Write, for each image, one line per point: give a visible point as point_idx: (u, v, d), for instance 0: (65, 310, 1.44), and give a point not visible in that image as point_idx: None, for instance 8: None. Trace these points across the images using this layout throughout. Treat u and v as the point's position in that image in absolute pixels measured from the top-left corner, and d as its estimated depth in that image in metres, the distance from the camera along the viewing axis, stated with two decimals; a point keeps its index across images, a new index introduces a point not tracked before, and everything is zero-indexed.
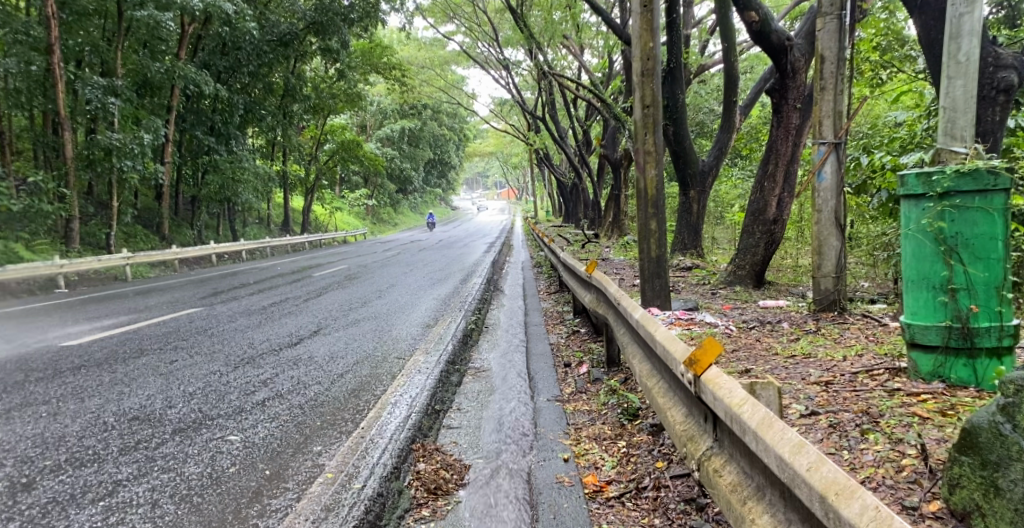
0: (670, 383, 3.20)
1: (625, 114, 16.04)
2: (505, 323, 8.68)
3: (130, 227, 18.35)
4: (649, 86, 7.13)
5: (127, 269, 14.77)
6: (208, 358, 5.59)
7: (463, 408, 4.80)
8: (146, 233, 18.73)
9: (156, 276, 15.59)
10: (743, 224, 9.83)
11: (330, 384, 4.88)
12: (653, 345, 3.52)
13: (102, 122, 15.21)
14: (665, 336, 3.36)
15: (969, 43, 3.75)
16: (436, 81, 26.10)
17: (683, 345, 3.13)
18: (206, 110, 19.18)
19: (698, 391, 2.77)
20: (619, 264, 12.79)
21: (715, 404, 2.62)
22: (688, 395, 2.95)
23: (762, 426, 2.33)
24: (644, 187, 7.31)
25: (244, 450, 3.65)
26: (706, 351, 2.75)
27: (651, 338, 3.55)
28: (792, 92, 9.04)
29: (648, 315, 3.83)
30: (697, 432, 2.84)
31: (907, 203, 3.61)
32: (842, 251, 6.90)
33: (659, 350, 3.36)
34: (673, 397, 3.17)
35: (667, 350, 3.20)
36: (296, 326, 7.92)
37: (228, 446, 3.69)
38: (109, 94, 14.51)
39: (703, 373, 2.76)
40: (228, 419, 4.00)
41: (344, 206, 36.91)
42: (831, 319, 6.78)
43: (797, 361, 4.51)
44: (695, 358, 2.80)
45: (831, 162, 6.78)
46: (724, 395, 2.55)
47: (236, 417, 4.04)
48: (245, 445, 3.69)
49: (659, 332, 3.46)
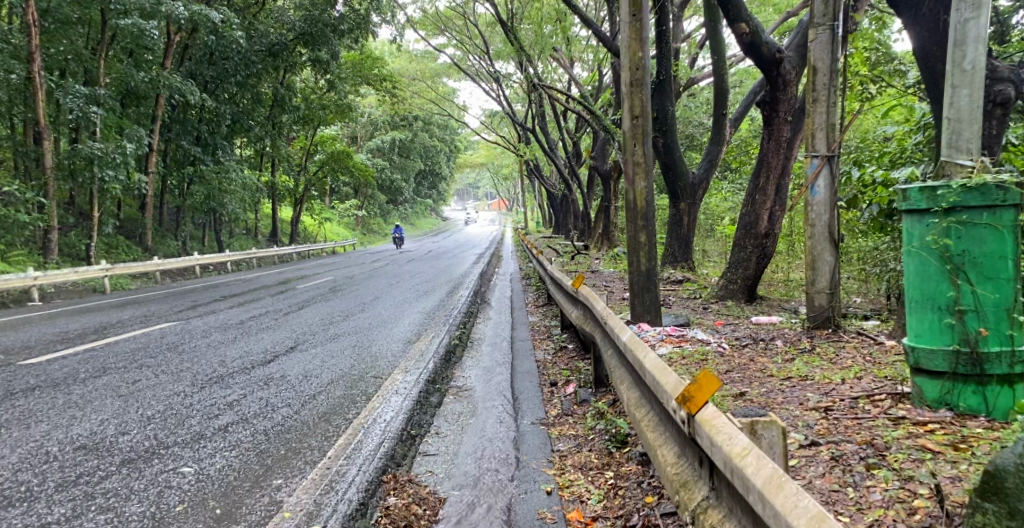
0: (660, 416, 2.96)
1: (615, 126, 15.89)
2: (491, 338, 8.42)
3: (112, 237, 18.02)
4: (637, 96, 6.93)
5: (106, 281, 14.43)
6: (173, 378, 5.32)
7: (441, 433, 4.55)
8: (129, 244, 18.38)
9: (136, 288, 15.25)
10: (735, 238, 9.63)
11: (300, 406, 4.62)
12: (642, 373, 3.27)
13: (84, 132, 14.88)
14: (654, 363, 3.12)
15: (975, 51, 3.63)
16: (427, 93, 25.94)
17: (675, 375, 2.89)
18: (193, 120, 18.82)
19: (694, 433, 2.53)
20: (609, 276, 12.59)
21: (712, 450, 2.38)
22: (681, 434, 2.71)
23: (770, 486, 2.09)
24: (633, 199, 7.09)
25: (196, 484, 3.39)
26: (701, 387, 2.50)
27: (639, 365, 3.30)
28: (783, 105, 8.88)
29: (636, 337, 3.59)
30: (691, 477, 2.60)
31: (909, 219, 3.40)
32: (836, 266, 6.70)
33: (648, 379, 3.11)
34: (664, 433, 2.93)
35: (657, 381, 2.96)
36: (272, 341, 7.64)
37: (178, 480, 3.42)
38: (92, 103, 14.16)
39: (698, 412, 2.52)
40: (183, 448, 3.74)
41: (333, 217, 36.63)
42: (825, 337, 6.57)
43: (792, 383, 4.29)
44: (689, 394, 2.55)
45: (824, 176, 6.56)
46: (724, 441, 2.31)
47: (192, 446, 3.78)
48: (197, 479, 3.42)
49: (648, 358, 3.22)
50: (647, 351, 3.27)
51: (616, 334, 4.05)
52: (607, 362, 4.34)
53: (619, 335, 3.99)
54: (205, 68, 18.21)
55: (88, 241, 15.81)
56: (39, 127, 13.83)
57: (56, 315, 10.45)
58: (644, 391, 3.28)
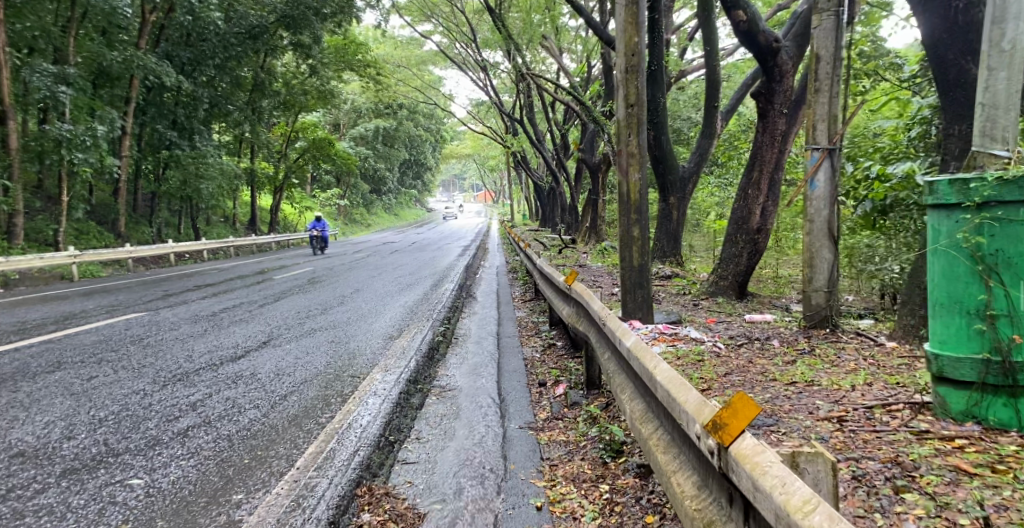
0: (674, 438, 2.69)
1: (604, 117, 15.60)
2: (476, 334, 8.11)
3: (83, 223, 17.48)
4: (632, 83, 6.63)
5: (74, 268, 13.96)
6: (133, 375, 4.97)
7: (423, 438, 4.26)
8: (101, 229, 17.85)
9: (106, 276, 14.77)
10: (726, 233, 9.38)
11: (269, 408, 4.30)
12: (652, 385, 2.97)
13: (53, 112, 14.34)
14: (667, 375, 2.83)
15: (1015, 29, 3.54)
16: (412, 81, 25.54)
17: (695, 393, 2.59)
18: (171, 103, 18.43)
19: (726, 468, 2.25)
20: (596, 270, 12.34)
21: (754, 491, 2.11)
22: (702, 462, 2.44)
23: None
24: (627, 192, 6.80)
25: (144, 500, 3.07)
26: (737, 414, 2.23)
27: (648, 376, 3.00)
28: (778, 97, 8.61)
29: (640, 342, 3.30)
30: (718, 517, 2.33)
31: (938, 214, 3.27)
32: (835, 264, 6.45)
33: (660, 395, 2.82)
34: (680, 458, 2.64)
35: (671, 398, 2.67)
36: (245, 336, 7.30)
37: (126, 495, 3.11)
38: (60, 82, 13.67)
39: (731, 443, 2.23)
40: (135, 456, 3.43)
41: (314, 206, 36.14)
42: (822, 337, 6.33)
43: (799, 389, 4.04)
44: (720, 422, 2.27)
45: (825, 170, 6.28)
46: (776, 489, 2.04)
47: (146, 453, 3.46)
48: (147, 494, 3.11)
49: (659, 369, 2.93)
50: (656, 359, 2.99)
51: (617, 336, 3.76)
52: (604, 365, 4.06)
53: (620, 337, 3.71)
54: (182, 50, 17.66)
55: (57, 226, 15.30)
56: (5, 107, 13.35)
57: (18, 303, 10.02)
58: (652, 406, 3.00)
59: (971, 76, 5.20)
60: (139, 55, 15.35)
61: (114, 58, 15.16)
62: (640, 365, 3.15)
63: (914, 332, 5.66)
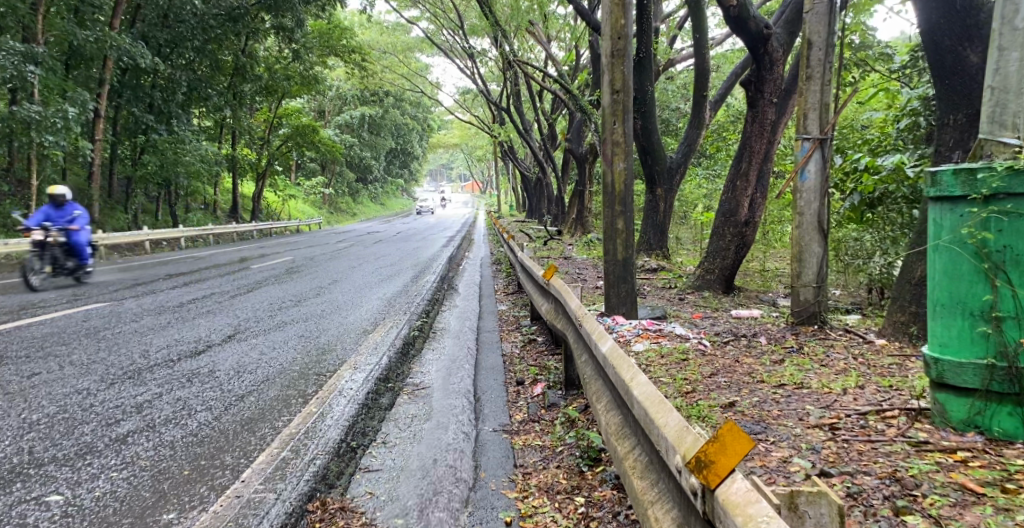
0: (652, 462, 2.46)
1: (591, 106, 15.34)
2: (456, 328, 7.85)
3: None
4: (619, 69, 6.36)
5: None
6: (81, 373, 5.54)
7: (389, 443, 4.30)
8: None
9: None
10: (712, 226, 9.16)
11: (221, 413, 4.51)
12: (630, 400, 2.72)
13: (22, 93, 13.92)
14: (646, 390, 2.60)
15: None
16: (398, 68, 25.23)
17: (677, 416, 2.35)
18: (147, 87, 17.92)
19: (711, 512, 2.02)
20: (581, 262, 12.11)
21: None
22: (681, 495, 2.23)
23: None
24: (612, 182, 6.55)
25: (59, 522, 3.19)
26: (730, 447, 2.00)
27: (626, 389, 2.75)
28: (768, 85, 8.40)
29: (616, 348, 3.05)
30: None
31: (940, 207, 3.07)
32: (824, 258, 6.23)
33: (638, 413, 2.58)
34: (660, 489, 2.39)
35: (649, 420, 2.45)
36: (209, 329, 7.41)
37: (39, 515, 3.24)
38: (28, 62, 13.25)
39: (720, 484, 2.00)
40: (60, 468, 3.63)
41: (298, 194, 35.65)
42: (811, 334, 6.09)
43: (790, 393, 3.83)
44: (705, 459, 2.04)
45: (815, 161, 6.06)
46: None
47: (73, 464, 3.67)
48: (63, 514, 3.24)
49: (637, 382, 2.70)
50: (634, 370, 2.75)
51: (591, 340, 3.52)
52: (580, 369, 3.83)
53: (595, 339, 3.47)
54: (158, 31, 17.15)
55: (28, 212, 14.93)
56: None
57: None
58: (629, 421, 2.78)
59: (968, 64, 4.95)
60: (113, 35, 14.89)
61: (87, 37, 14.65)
62: (615, 375, 2.91)
63: (904, 330, 5.40)
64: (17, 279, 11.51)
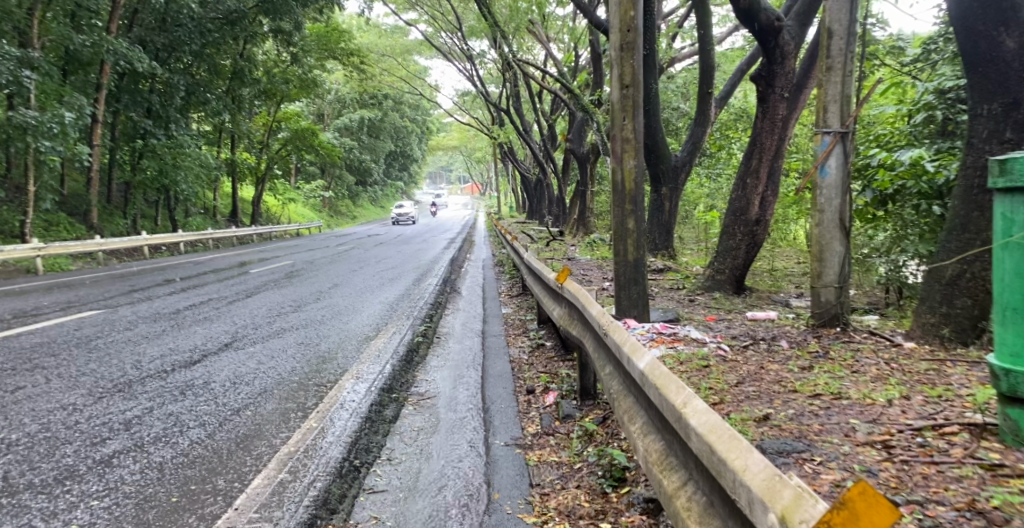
0: (722, 510, 2.31)
1: (593, 105, 15.11)
2: (460, 333, 7.54)
3: (53, 214, 16.74)
4: (628, 62, 6.08)
5: (38, 262, 13.34)
6: (68, 387, 5.29)
7: (394, 460, 4.06)
8: (72, 221, 17.11)
9: (74, 270, 14.13)
10: (722, 225, 8.86)
11: (215, 429, 4.24)
12: (684, 434, 2.54)
13: (18, 98, 13.70)
14: (708, 421, 2.43)
15: None
16: (397, 70, 25.01)
17: (756, 461, 2.16)
18: (144, 90, 17.70)
19: None
20: (586, 264, 11.81)
21: None
22: None
23: None
24: (621, 180, 6.26)
25: None
26: (866, 518, 1.82)
27: (681, 419, 2.56)
28: (780, 79, 8.13)
29: (659, 367, 2.88)
30: None
31: (1010, 201, 2.85)
32: (846, 258, 5.92)
33: (701, 452, 2.39)
34: None
35: (720, 459, 2.27)
36: (205, 338, 7.11)
37: None
38: (24, 67, 13.05)
39: None
40: (35, 496, 3.38)
41: (298, 198, 35.36)
42: (833, 338, 5.78)
43: (827, 405, 3.56)
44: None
45: (836, 155, 5.76)
46: None
47: (47, 491, 3.42)
48: None
49: (696, 410, 2.52)
50: (689, 396, 2.57)
51: (624, 353, 3.35)
52: (609, 384, 3.64)
53: (629, 352, 3.30)
54: (155, 35, 16.92)
55: (24, 217, 14.68)
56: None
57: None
58: (682, 451, 2.62)
59: (1004, 49, 4.69)
60: (109, 38, 14.66)
61: (82, 42, 14.47)
62: (661, 397, 2.74)
63: (935, 332, 5.08)
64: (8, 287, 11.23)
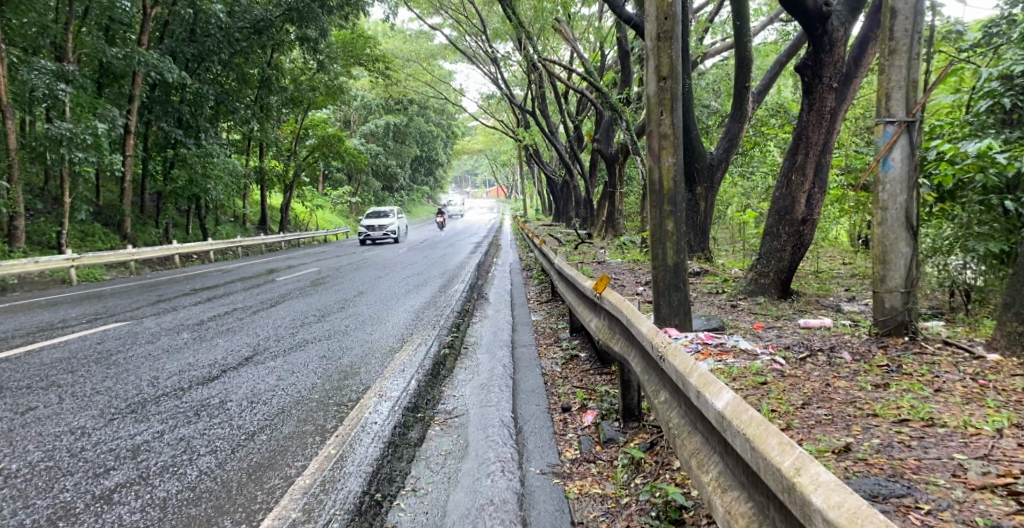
0: None
1: (624, 104, 14.67)
2: (488, 343, 7.13)
3: (89, 224, 16.71)
4: (666, 52, 5.63)
5: (73, 272, 13.29)
6: (80, 408, 4.97)
7: (421, 490, 3.73)
8: (107, 232, 17.06)
9: (109, 280, 14.05)
10: (766, 226, 8.33)
11: (228, 455, 3.93)
12: (803, 514, 2.27)
13: (54, 111, 13.67)
14: (843, 504, 2.19)
15: None
16: (423, 75, 24.77)
17: None
18: (175, 101, 17.54)
19: None
20: (617, 267, 11.37)
21: None
22: None
23: None
24: (659, 178, 5.79)
25: None
26: None
27: (799, 495, 2.28)
28: (828, 69, 7.61)
29: (747, 412, 2.56)
30: None
31: None
32: (914, 260, 5.40)
33: None
34: None
35: None
36: (226, 351, 6.80)
37: None
38: (60, 80, 13.00)
39: None
40: None
41: (326, 204, 35.30)
42: (901, 348, 5.23)
43: (920, 435, 3.24)
44: None
45: (900, 148, 5.24)
46: None
47: None
48: None
49: (816, 482, 2.26)
50: (806, 464, 2.30)
51: (685, 378, 2.98)
52: (662, 413, 3.27)
53: (693, 378, 2.93)
54: (186, 46, 16.84)
55: (61, 228, 14.67)
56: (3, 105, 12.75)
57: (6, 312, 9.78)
58: (782, 520, 2.37)
59: None
60: (140, 50, 14.55)
61: (115, 54, 14.40)
62: (757, 453, 2.44)
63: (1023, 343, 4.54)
64: (39, 299, 11.13)
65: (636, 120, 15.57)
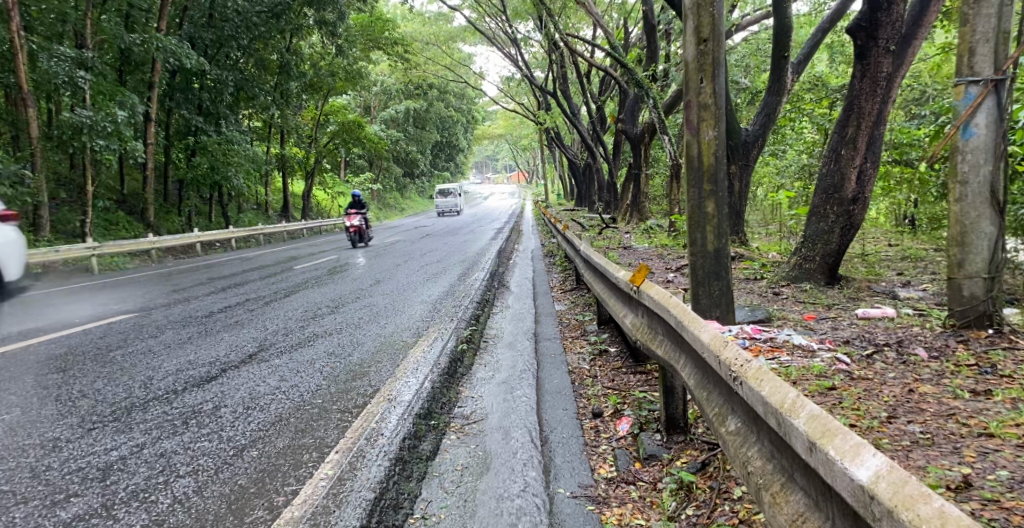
0: None
1: (653, 80, 13.92)
2: (510, 336, 6.54)
3: (112, 213, 16.37)
4: (706, 9, 4.92)
5: (93, 262, 12.90)
6: (60, 411, 4.47)
7: (430, 520, 3.17)
8: (131, 220, 16.72)
9: (132, 269, 13.66)
10: (812, 206, 7.59)
11: (209, 479, 3.40)
12: None
13: (72, 100, 13.25)
14: None
15: None
16: (442, 59, 24.12)
17: None
18: (196, 88, 17.12)
19: None
20: (645, 252, 10.72)
21: None
22: None
23: None
24: (697, 153, 5.10)
25: None
26: None
27: None
28: (885, 30, 6.86)
29: (931, 504, 1.88)
30: None
31: None
32: (999, 240, 4.68)
33: None
34: None
35: None
36: (230, 347, 6.27)
37: None
38: (79, 67, 12.57)
39: None
40: None
41: (348, 191, 34.93)
42: (985, 343, 4.55)
43: None
44: None
45: (983, 111, 4.54)
46: None
47: None
48: None
49: None
50: None
51: (786, 418, 2.28)
52: (738, 452, 2.61)
53: (801, 421, 2.22)
54: (204, 32, 16.28)
55: (84, 218, 14.31)
56: (23, 94, 12.33)
57: (22, 302, 9.44)
58: None
59: None
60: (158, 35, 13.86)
61: (131, 40, 13.71)
62: None
63: None
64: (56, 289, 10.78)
65: (664, 98, 14.77)
